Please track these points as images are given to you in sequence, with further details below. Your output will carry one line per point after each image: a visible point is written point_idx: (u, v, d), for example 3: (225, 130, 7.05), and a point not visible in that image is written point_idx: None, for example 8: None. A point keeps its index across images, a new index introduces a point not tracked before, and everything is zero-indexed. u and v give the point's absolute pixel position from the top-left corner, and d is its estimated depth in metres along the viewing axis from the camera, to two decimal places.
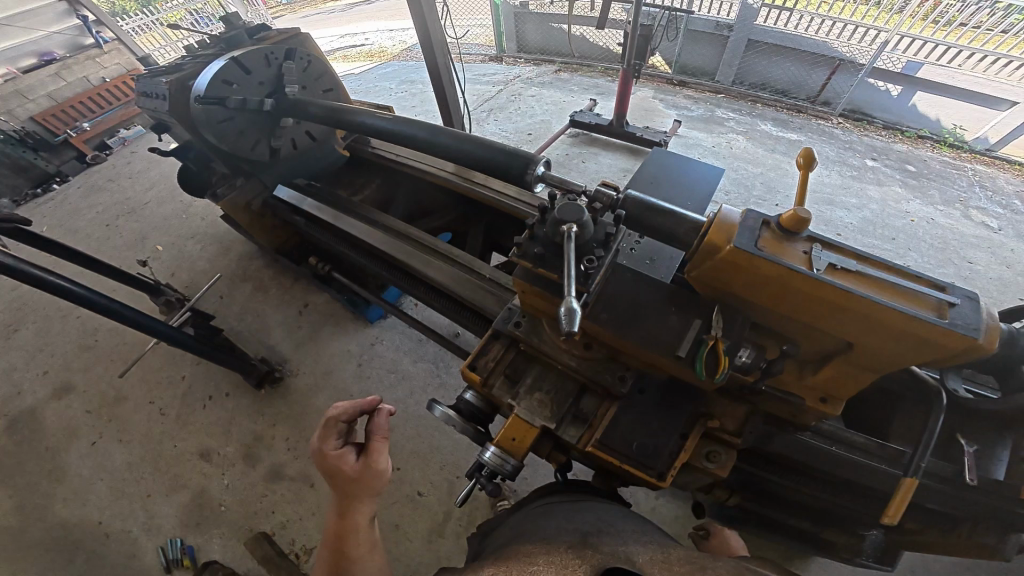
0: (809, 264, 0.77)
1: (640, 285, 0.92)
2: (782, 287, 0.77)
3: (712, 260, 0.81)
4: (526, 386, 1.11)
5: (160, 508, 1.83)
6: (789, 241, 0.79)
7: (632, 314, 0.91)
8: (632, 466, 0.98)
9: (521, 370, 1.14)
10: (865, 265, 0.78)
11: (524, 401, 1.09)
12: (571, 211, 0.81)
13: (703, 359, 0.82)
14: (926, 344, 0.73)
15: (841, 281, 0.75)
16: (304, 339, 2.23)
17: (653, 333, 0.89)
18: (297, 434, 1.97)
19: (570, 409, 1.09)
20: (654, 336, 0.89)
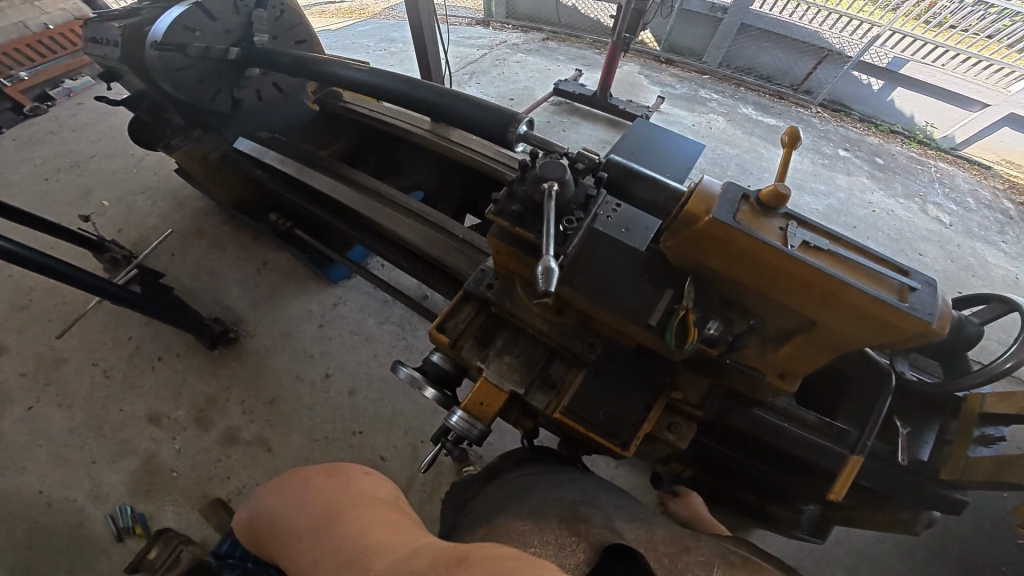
0: (783, 240, 0.77)
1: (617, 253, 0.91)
2: (754, 262, 0.78)
3: (690, 231, 0.80)
4: (495, 350, 1.10)
5: (106, 474, 1.75)
6: (767, 216, 0.79)
7: (606, 281, 0.91)
8: (596, 432, 1.00)
9: (492, 333, 1.13)
10: (836, 245, 0.79)
11: (493, 365, 1.09)
12: (551, 171, 0.79)
13: (674, 329, 0.83)
14: (885, 326, 0.76)
15: (812, 259, 0.76)
16: (264, 299, 2.14)
17: (622, 301, 0.90)
18: (257, 397, 1.91)
19: (539, 374, 1.09)
20: (626, 304, 0.89)
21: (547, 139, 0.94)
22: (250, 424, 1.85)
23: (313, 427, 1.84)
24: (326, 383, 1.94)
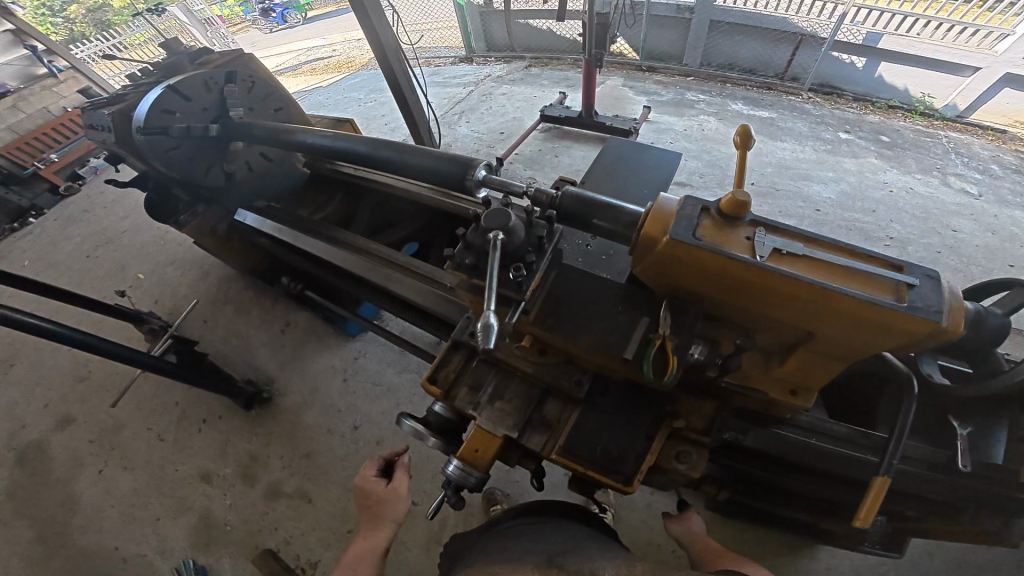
0: (752, 250, 0.74)
1: (588, 286, 0.93)
2: (724, 277, 0.75)
3: (653, 253, 0.78)
4: (487, 394, 1.07)
5: (170, 531, 1.84)
6: (731, 228, 0.76)
7: (581, 315, 0.90)
8: (598, 471, 0.95)
9: (482, 379, 1.10)
10: (813, 248, 0.74)
11: (486, 411, 1.06)
12: (497, 219, 0.80)
13: (651, 359, 0.81)
14: (884, 329, 0.69)
15: (786, 268, 0.72)
16: (289, 357, 2.23)
17: (600, 331, 0.87)
18: (292, 451, 1.96)
19: (532, 416, 1.05)
20: (603, 336, 0.87)
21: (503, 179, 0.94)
22: (289, 476, 1.90)
23: (346, 474, 1.87)
24: (353, 434, 1.97)
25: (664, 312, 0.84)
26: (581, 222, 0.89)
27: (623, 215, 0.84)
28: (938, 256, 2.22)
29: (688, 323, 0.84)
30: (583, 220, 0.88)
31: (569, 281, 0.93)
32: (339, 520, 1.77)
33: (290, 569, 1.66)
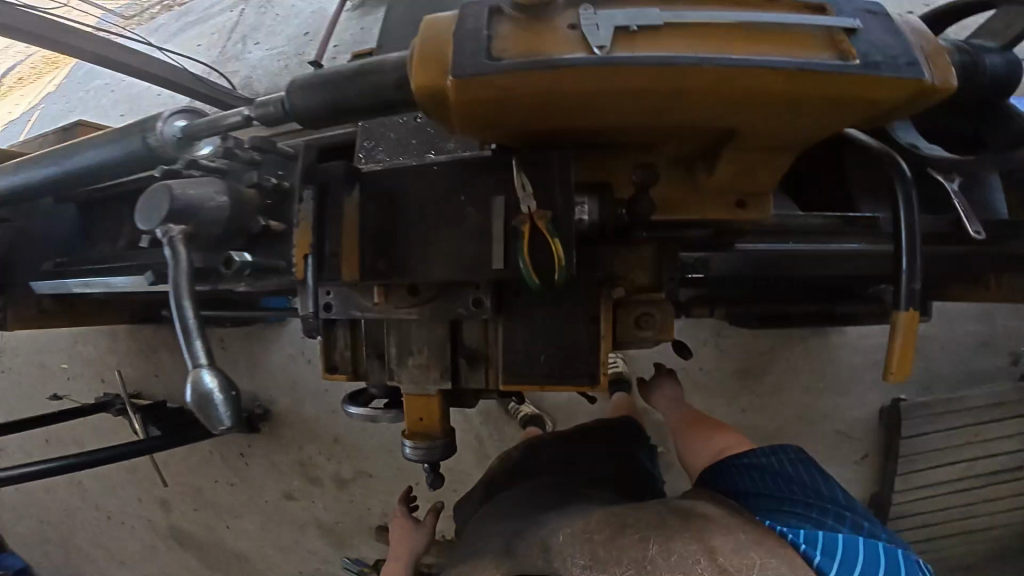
0: (584, 46, 0.46)
1: (406, 181, 0.62)
2: (558, 104, 0.49)
3: (452, 109, 0.49)
4: (393, 354, 0.84)
5: (309, 543, 2.01)
6: (544, 21, 0.48)
7: (416, 238, 0.60)
8: (555, 382, 0.77)
9: (382, 338, 0.85)
10: (677, 8, 0.48)
11: (402, 372, 0.83)
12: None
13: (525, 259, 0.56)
14: (825, 102, 0.47)
15: (646, 51, 0.45)
16: (253, 367, 2.01)
17: (460, 243, 0.60)
18: (329, 445, 1.95)
19: (456, 353, 0.83)
20: (455, 249, 0.60)
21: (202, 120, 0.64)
22: (340, 464, 1.94)
23: (382, 441, 1.90)
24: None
25: (518, 175, 0.57)
26: (336, 119, 0.55)
27: (384, 71, 0.51)
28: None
29: (557, 179, 0.56)
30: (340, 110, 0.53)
31: (376, 194, 0.62)
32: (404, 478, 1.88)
33: None
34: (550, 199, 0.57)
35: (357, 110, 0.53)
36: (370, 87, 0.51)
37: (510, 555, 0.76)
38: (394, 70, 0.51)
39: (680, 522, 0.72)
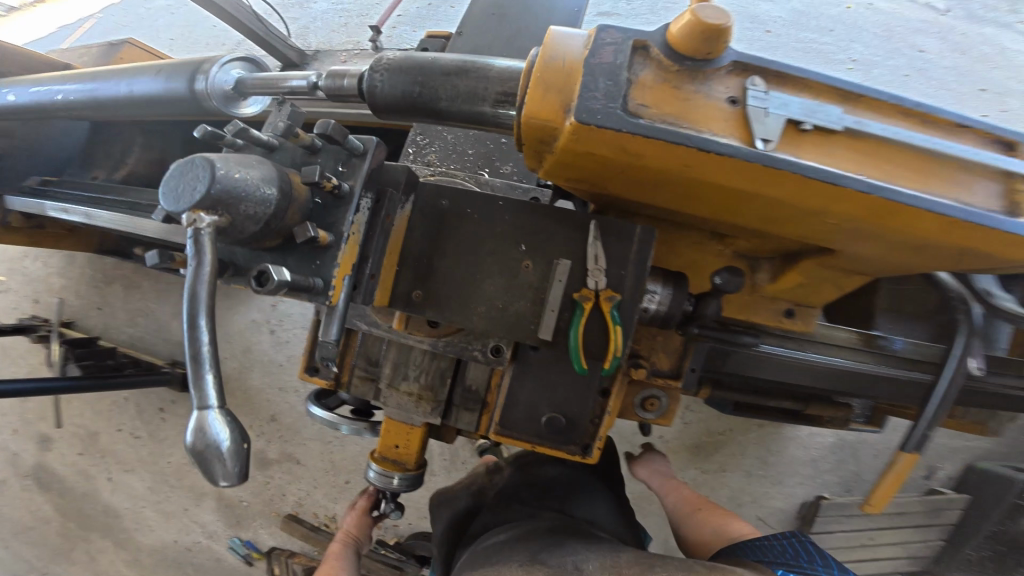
0: (738, 126, 0.37)
1: (466, 213, 0.53)
2: (686, 175, 0.39)
3: (558, 155, 0.41)
4: (387, 374, 0.77)
5: (202, 515, 1.64)
6: (692, 80, 0.37)
7: (456, 273, 0.53)
8: (547, 445, 0.72)
9: (380, 350, 0.78)
10: (849, 105, 0.38)
11: (390, 399, 0.77)
12: (190, 181, 0.37)
13: (579, 335, 0.50)
14: (956, 255, 0.41)
15: (812, 162, 0.36)
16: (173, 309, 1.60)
17: (483, 289, 0.53)
18: (256, 417, 1.55)
19: (454, 390, 0.78)
20: (497, 302, 0.52)
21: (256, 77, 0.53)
22: (268, 443, 1.55)
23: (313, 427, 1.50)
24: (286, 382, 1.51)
25: (595, 248, 0.50)
26: (409, 116, 0.45)
27: (488, 80, 0.42)
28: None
29: (635, 257, 0.50)
30: (418, 110, 0.44)
31: (425, 220, 0.53)
32: (332, 472, 1.49)
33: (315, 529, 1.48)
34: (621, 280, 0.50)
35: (441, 117, 0.44)
36: (463, 95, 0.42)
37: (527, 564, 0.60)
38: (500, 82, 0.41)
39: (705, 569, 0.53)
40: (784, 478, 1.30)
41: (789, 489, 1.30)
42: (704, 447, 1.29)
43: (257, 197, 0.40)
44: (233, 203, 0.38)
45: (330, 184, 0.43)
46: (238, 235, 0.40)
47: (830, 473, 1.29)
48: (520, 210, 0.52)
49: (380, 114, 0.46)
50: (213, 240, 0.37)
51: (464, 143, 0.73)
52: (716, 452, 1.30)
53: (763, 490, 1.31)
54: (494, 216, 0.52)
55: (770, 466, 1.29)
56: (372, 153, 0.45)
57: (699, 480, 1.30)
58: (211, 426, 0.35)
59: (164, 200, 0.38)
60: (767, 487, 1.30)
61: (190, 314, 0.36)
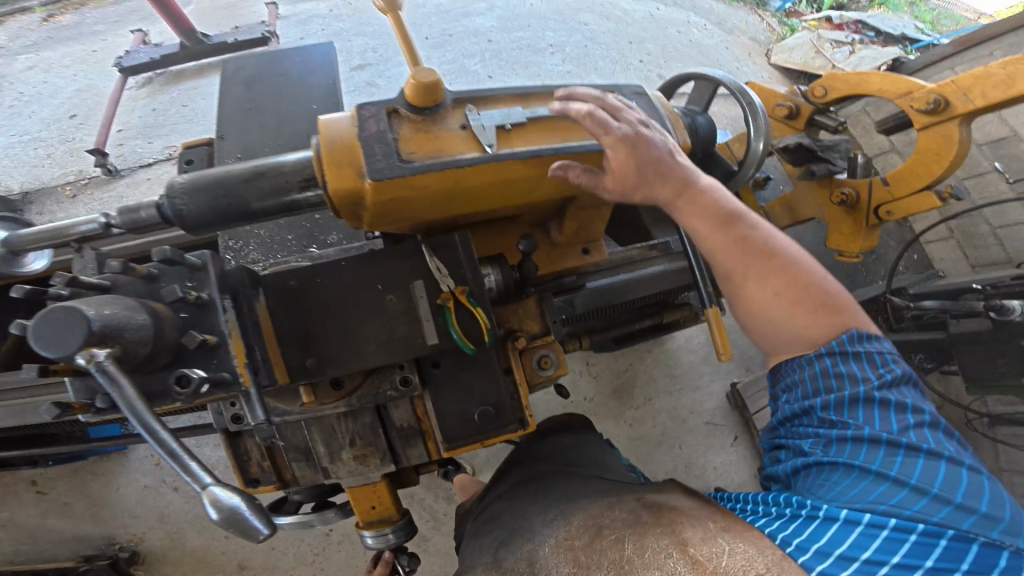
0: (470, 141, 0.52)
1: (319, 281, 0.62)
2: (460, 191, 0.52)
3: (364, 210, 0.52)
4: (323, 453, 0.81)
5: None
6: (436, 122, 0.52)
7: (338, 331, 0.62)
8: (491, 434, 0.82)
9: (303, 438, 0.81)
10: (532, 105, 0.56)
11: (341, 471, 0.82)
12: (70, 326, 0.40)
13: (456, 328, 0.62)
14: None
15: (520, 149, 0.53)
16: (94, 505, 1.48)
17: (365, 332, 0.62)
18: (215, 573, 1.46)
19: (388, 435, 0.84)
20: (383, 337, 0.62)
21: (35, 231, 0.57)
22: None
23: (295, 554, 1.48)
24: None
25: (433, 261, 0.61)
26: (223, 225, 0.53)
27: (285, 177, 0.52)
28: (663, 64, 1.61)
29: (464, 254, 0.63)
30: (231, 219, 0.53)
31: (286, 301, 0.61)
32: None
33: None
34: (462, 275, 0.62)
35: (255, 216, 0.53)
36: (269, 194, 0.52)
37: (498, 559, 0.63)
38: (298, 173, 0.52)
39: (653, 517, 0.55)
40: (697, 381, 1.53)
41: (706, 388, 1.53)
42: (624, 387, 1.50)
43: (135, 323, 0.44)
44: (122, 333, 0.43)
45: (192, 296, 0.50)
46: (136, 359, 0.44)
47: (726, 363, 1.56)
48: (364, 260, 0.62)
49: (194, 232, 0.54)
50: (119, 368, 0.42)
51: (281, 231, 0.73)
52: (636, 387, 1.51)
53: (688, 398, 1.52)
54: (345, 272, 0.62)
55: (680, 377, 1.54)
56: (211, 264, 0.52)
57: (636, 417, 1.48)
58: (220, 500, 0.41)
59: (43, 353, 0.40)
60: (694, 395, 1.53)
61: (136, 416, 0.42)
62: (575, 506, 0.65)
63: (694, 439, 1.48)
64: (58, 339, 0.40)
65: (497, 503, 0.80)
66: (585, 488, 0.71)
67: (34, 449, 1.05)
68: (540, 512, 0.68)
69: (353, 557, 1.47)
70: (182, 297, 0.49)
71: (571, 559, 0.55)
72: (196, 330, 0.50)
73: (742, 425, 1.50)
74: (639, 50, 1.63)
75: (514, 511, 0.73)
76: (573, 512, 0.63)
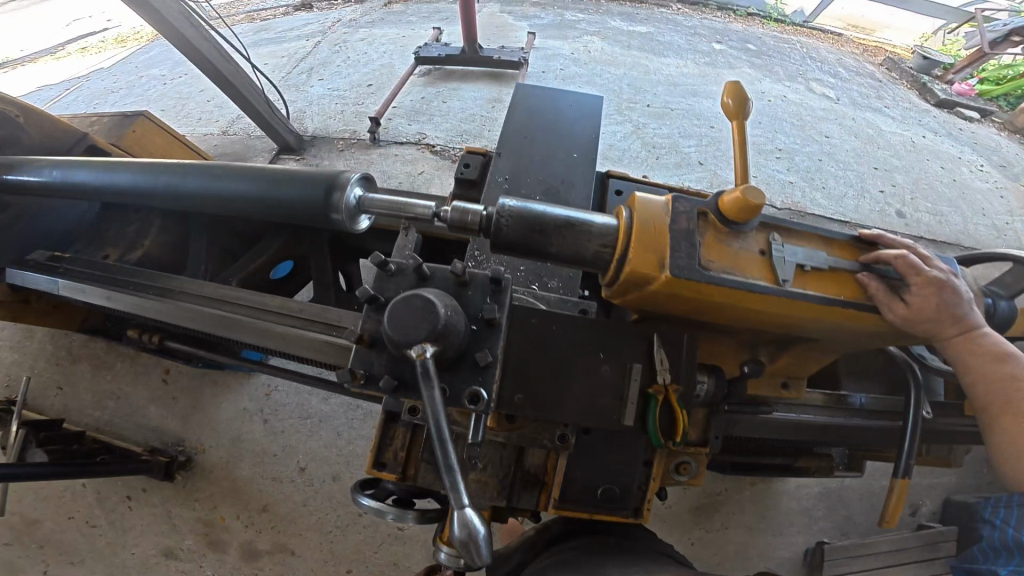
0: (759, 269, 0.57)
1: (559, 331, 0.67)
2: (732, 309, 0.58)
3: (643, 291, 0.57)
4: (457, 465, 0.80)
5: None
6: (733, 239, 0.57)
7: (553, 378, 0.66)
8: (602, 514, 0.79)
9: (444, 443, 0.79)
10: (831, 252, 0.61)
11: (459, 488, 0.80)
12: (423, 316, 0.52)
13: (659, 420, 0.66)
14: (886, 335, 0.65)
15: (808, 288, 0.58)
16: (191, 408, 1.63)
17: (577, 387, 0.66)
18: (247, 507, 1.53)
19: (519, 476, 0.82)
20: (587, 400, 0.66)
21: (385, 199, 0.72)
22: (257, 533, 1.50)
23: (316, 518, 1.51)
24: (304, 476, 1.55)
25: (659, 351, 0.67)
26: (510, 251, 0.59)
27: (590, 234, 0.57)
28: (908, 198, 1.68)
29: (686, 357, 0.69)
30: (528, 252, 0.58)
31: (522, 339, 0.66)
32: (332, 563, 1.47)
33: None
34: (678, 374, 0.68)
35: (545, 256, 0.58)
36: (569, 243, 0.57)
37: None
38: (600, 237, 0.56)
39: None
40: (782, 528, 1.50)
41: (789, 538, 1.49)
42: (706, 507, 1.49)
43: (454, 333, 0.54)
44: (448, 336, 0.53)
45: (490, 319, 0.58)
46: (443, 358, 0.54)
47: (803, 520, 1.51)
48: (597, 327, 0.68)
49: (494, 247, 0.60)
50: (433, 372, 0.51)
51: (513, 262, 0.81)
52: (716, 512, 1.49)
53: (762, 542, 1.48)
54: (577, 330, 0.67)
55: (767, 519, 1.50)
56: (510, 292, 0.60)
57: (703, 537, 1.46)
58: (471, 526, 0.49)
59: (391, 335, 0.53)
60: (770, 539, 1.49)
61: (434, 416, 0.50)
62: (658, 573, 0.70)
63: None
64: (411, 322, 0.52)
65: (568, 552, 0.79)
66: (666, 569, 0.73)
67: (194, 350, 1.19)
68: (618, 567, 0.72)
69: (366, 542, 1.48)
70: (480, 313, 0.59)
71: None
72: (477, 348, 0.58)
73: None
74: (883, 178, 1.72)
75: (589, 560, 0.75)
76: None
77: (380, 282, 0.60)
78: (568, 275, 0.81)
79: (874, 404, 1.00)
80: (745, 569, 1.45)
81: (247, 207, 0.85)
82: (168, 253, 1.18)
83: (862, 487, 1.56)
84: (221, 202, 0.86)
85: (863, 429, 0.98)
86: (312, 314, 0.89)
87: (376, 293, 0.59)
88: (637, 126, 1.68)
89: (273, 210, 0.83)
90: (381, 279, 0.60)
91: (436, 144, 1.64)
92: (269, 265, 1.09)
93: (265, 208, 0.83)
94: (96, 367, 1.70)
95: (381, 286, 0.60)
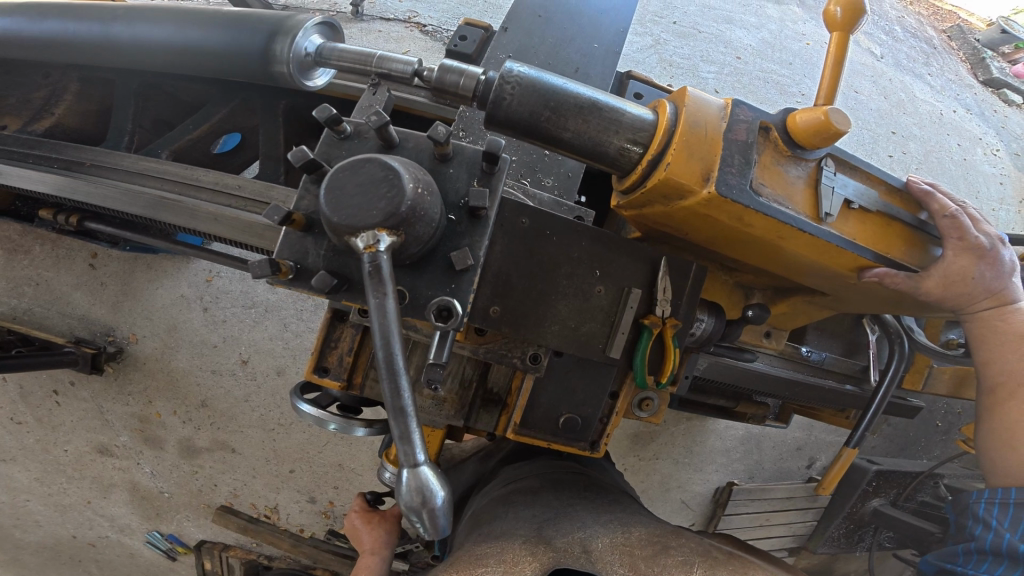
0: (812, 203, 0.48)
1: (551, 236, 0.56)
2: (763, 243, 0.50)
3: (671, 205, 0.47)
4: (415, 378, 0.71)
5: (111, 509, 1.61)
6: (792, 165, 0.47)
7: (535, 289, 0.57)
8: (559, 443, 0.69)
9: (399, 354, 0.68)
10: (889, 198, 0.52)
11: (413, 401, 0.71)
12: (376, 191, 0.38)
13: (647, 354, 0.59)
14: (907, 299, 0.59)
15: (856, 233, 0.50)
16: (122, 294, 1.46)
17: (564, 304, 0.58)
18: (182, 401, 1.46)
19: (479, 395, 0.73)
20: (574, 320, 0.58)
21: (348, 49, 0.54)
22: (196, 429, 1.48)
23: (258, 415, 1.44)
24: (247, 369, 1.42)
25: (664, 278, 0.59)
26: (523, 134, 0.47)
27: (618, 125, 0.45)
28: (912, 169, 1.63)
29: (689, 288, 0.61)
30: (538, 138, 0.47)
31: (509, 239, 0.56)
32: (274, 461, 1.48)
33: (252, 519, 1.51)
34: (678, 310, 0.61)
35: (555, 144, 0.47)
36: (589, 133, 0.46)
37: (540, 545, 0.56)
38: (633, 127, 0.45)
39: (726, 557, 0.57)
40: (704, 466, 1.57)
41: (707, 475, 1.57)
42: (643, 437, 1.51)
43: (427, 219, 0.40)
44: (413, 222, 0.39)
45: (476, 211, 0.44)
46: (403, 254, 0.41)
47: (737, 463, 1.59)
48: (598, 240, 0.58)
49: (491, 123, 0.47)
50: (388, 265, 0.37)
51: (507, 147, 0.70)
52: (652, 442, 1.52)
53: (686, 474, 1.56)
54: (570, 237, 0.57)
55: (693, 454, 1.55)
56: (505, 174, 0.46)
57: (635, 465, 1.52)
58: (423, 492, 0.36)
59: (335, 216, 0.38)
60: (693, 473, 1.57)
61: (383, 336, 0.36)
62: (631, 518, 0.64)
63: (664, 507, 1.57)
64: (358, 199, 0.38)
65: (532, 480, 0.74)
66: (642, 514, 0.67)
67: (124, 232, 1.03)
68: (589, 509, 0.65)
69: (311, 442, 1.46)
70: (461, 199, 0.45)
71: (629, 562, 0.54)
72: (453, 244, 0.44)
73: (706, 516, 1.60)
74: (896, 145, 1.64)
75: (558, 496, 0.68)
76: (631, 525, 0.62)
77: (329, 147, 0.46)
78: (567, 171, 0.69)
79: (837, 364, 1.00)
80: (666, 498, 1.56)
81: (173, 68, 0.67)
82: (89, 123, 0.95)
83: (779, 437, 1.61)
84: (137, 65, 0.67)
85: (823, 390, 0.97)
86: (255, 192, 0.77)
87: (320, 161, 0.45)
88: (657, 41, 1.50)
89: (210, 71, 0.66)
90: (330, 144, 0.46)
91: (427, 24, 1.40)
92: (213, 136, 0.90)
93: (195, 69, 0.66)
94: (11, 248, 1.50)
95: (330, 153, 0.46)
